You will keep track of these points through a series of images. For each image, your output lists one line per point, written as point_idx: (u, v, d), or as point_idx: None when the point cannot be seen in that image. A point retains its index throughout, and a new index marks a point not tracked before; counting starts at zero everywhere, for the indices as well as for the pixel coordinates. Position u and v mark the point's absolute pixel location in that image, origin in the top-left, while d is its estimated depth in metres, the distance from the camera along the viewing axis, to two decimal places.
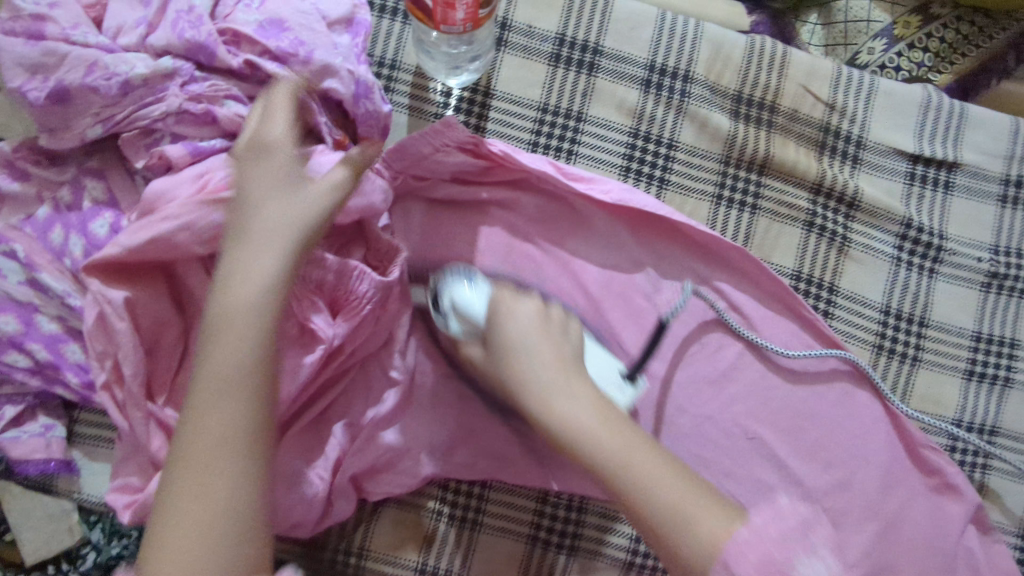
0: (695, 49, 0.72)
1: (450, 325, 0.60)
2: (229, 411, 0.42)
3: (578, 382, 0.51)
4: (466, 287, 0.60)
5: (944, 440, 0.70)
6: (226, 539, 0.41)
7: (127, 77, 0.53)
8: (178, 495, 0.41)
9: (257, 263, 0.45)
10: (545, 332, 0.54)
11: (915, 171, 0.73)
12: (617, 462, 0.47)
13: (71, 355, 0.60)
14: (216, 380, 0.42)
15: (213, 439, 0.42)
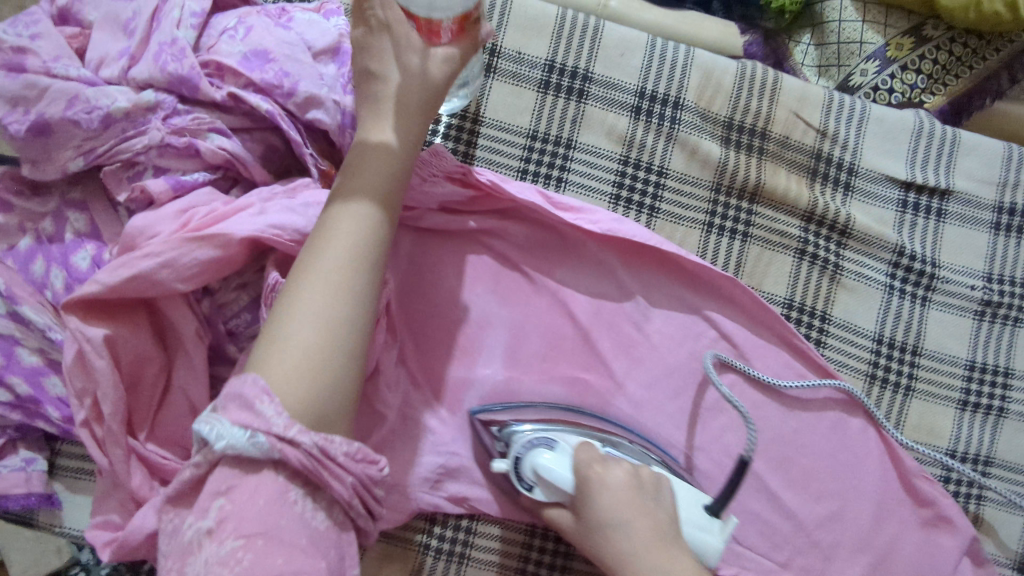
0: (686, 75, 0.72)
1: (534, 492, 0.57)
2: (350, 288, 0.46)
3: (677, 559, 0.49)
4: (547, 452, 0.56)
5: (938, 471, 0.69)
6: (335, 399, 0.44)
7: (108, 110, 0.53)
8: (291, 347, 0.44)
9: (376, 169, 0.50)
10: (639, 502, 0.52)
11: (907, 199, 0.72)
12: None
13: (52, 389, 0.59)
14: (339, 253, 0.47)
15: (329, 308, 0.45)
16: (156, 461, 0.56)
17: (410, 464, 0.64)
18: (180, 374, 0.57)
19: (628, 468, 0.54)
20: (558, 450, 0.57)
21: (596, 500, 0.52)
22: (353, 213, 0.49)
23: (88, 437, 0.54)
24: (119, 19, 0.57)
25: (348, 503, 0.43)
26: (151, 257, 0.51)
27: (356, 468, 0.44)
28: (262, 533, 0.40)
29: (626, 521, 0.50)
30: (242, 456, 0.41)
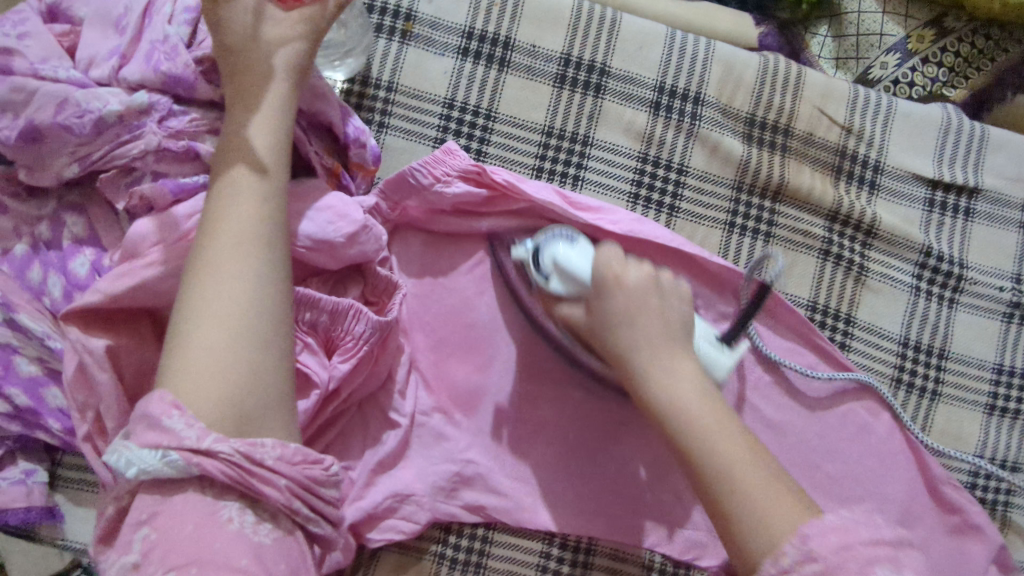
0: (706, 69, 0.69)
1: (551, 286, 0.54)
2: (246, 277, 0.42)
3: (681, 357, 0.47)
4: (567, 245, 0.55)
5: (966, 477, 0.67)
6: (262, 399, 0.41)
7: (100, 114, 0.51)
8: (194, 356, 0.40)
9: (259, 148, 0.47)
10: (654, 299, 0.49)
11: (935, 197, 0.70)
12: (719, 468, 0.43)
13: (53, 400, 0.57)
14: (229, 243, 0.43)
15: (227, 305, 0.41)
16: None
17: (423, 473, 0.62)
18: None
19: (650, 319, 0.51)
20: (577, 245, 0.55)
21: (651, 365, 0.47)
22: (242, 197, 0.45)
23: (90, 452, 0.52)
24: (109, 15, 0.54)
25: (291, 509, 0.40)
26: (151, 266, 0.50)
27: (292, 468, 0.40)
28: (190, 561, 0.36)
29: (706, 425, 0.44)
30: (160, 478, 0.38)
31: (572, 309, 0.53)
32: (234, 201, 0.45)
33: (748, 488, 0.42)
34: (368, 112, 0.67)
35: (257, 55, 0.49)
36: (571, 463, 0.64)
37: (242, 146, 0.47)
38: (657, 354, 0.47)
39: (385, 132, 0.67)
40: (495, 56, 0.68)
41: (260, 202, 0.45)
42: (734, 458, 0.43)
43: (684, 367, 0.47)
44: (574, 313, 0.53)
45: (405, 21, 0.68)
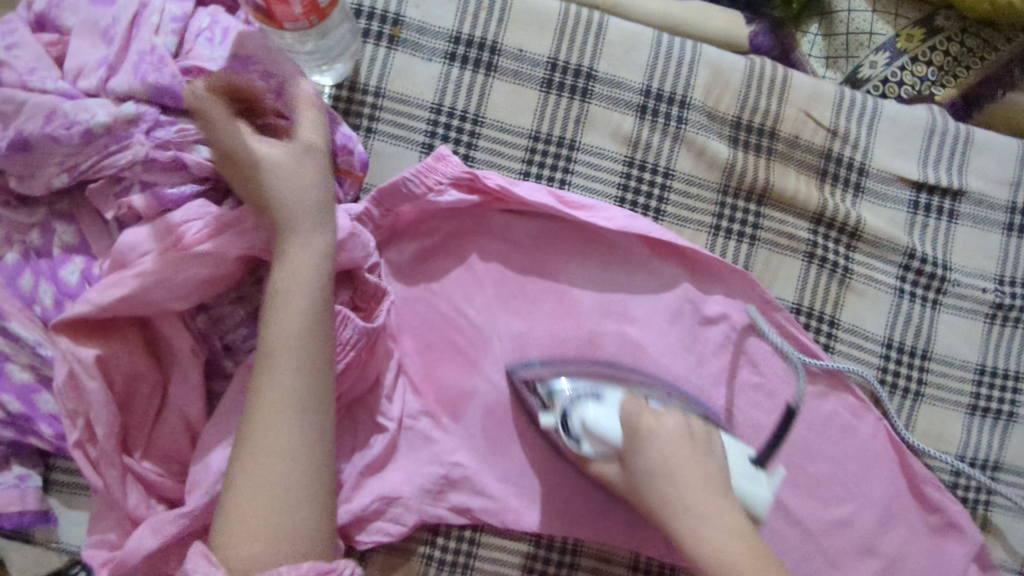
0: (692, 73, 0.70)
1: (581, 448, 0.56)
2: (276, 493, 0.46)
3: (715, 497, 0.49)
4: (593, 405, 0.56)
5: (947, 476, 0.68)
6: (287, 528, 0.46)
7: (88, 125, 0.51)
8: (240, 489, 0.46)
9: (301, 277, 0.51)
10: (688, 449, 0.51)
11: (919, 200, 0.71)
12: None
13: (45, 406, 0.57)
14: (274, 358, 0.49)
15: (271, 427, 0.47)
16: (152, 480, 0.56)
17: (410, 475, 0.63)
18: (177, 392, 0.56)
19: (677, 419, 0.53)
20: (604, 403, 0.56)
21: (711, 549, 0.47)
22: (285, 338, 0.49)
23: (81, 458, 0.53)
24: (97, 25, 0.55)
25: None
26: (138, 277, 0.51)
27: (298, 572, 0.44)
28: None
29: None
30: None
31: (607, 467, 0.55)
32: (280, 324, 0.50)
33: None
34: (356, 118, 0.67)
35: (300, 191, 0.53)
36: (559, 468, 0.65)
37: (289, 273, 0.51)
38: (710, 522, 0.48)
39: (373, 137, 0.67)
40: (482, 61, 0.68)
41: (296, 363, 0.49)
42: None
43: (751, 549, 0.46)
44: (608, 470, 0.55)
45: (392, 26, 0.68)
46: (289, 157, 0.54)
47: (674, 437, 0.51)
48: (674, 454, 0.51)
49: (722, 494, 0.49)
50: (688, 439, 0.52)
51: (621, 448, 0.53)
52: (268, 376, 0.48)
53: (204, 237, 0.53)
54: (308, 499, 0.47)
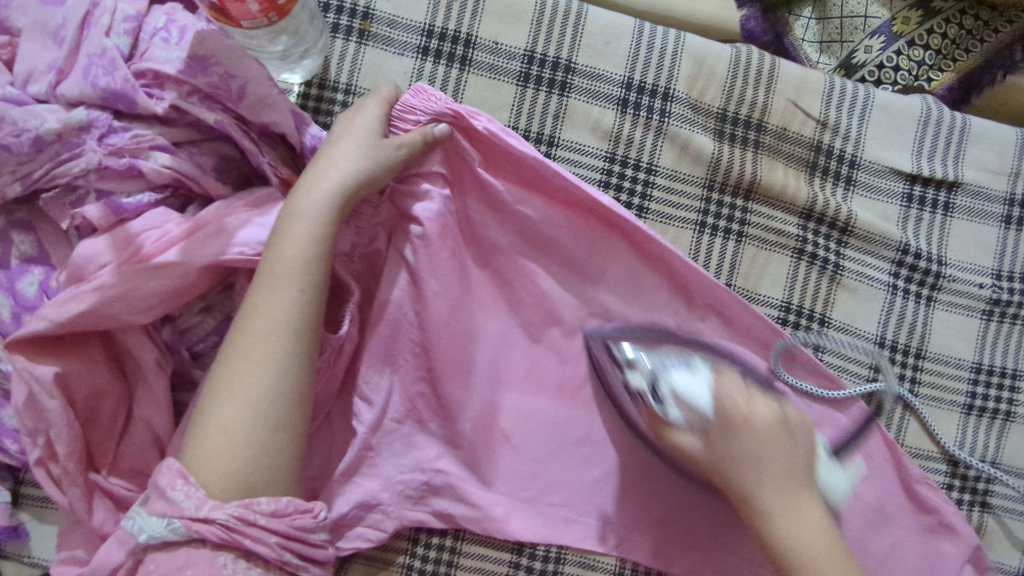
0: (676, 64, 0.67)
1: (669, 415, 0.54)
2: (263, 412, 0.47)
3: (805, 500, 0.52)
4: (683, 371, 0.55)
5: (942, 479, 0.66)
6: (255, 450, 0.46)
7: (37, 133, 0.49)
8: (220, 414, 0.47)
9: (302, 220, 0.52)
10: (786, 440, 0.54)
11: (913, 192, 0.68)
12: (795, 545, 0.50)
13: (10, 421, 0.56)
14: (276, 278, 0.50)
15: (262, 347, 0.48)
16: (121, 495, 0.54)
17: (389, 481, 0.61)
18: (143, 406, 0.55)
19: (775, 408, 0.55)
20: (697, 372, 0.55)
21: (796, 540, 0.50)
22: (281, 280, 0.50)
23: (44, 476, 0.52)
24: (48, 25, 0.52)
25: (282, 561, 0.45)
26: (90, 293, 0.49)
27: (281, 524, 0.46)
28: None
29: (821, 557, 0.49)
30: (167, 542, 0.44)
31: (686, 438, 0.54)
32: (275, 260, 0.50)
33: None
34: (326, 116, 0.65)
35: (339, 155, 0.55)
36: (544, 474, 0.63)
37: (290, 214, 0.52)
38: (797, 509, 0.51)
39: None
40: (456, 55, 0.66)
41: (289, 297, 0.50)
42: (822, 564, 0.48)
43: (827, 540, 0.50)
44: (685, 441, 0.54)
45: (362, 20, 0.65)
46: (354, 134, 0.57)
47: (771, 429, 0.54)
48: (766, 443, 0.53)
49: (808, 494, 0.52)
50: (786, 435, 0.54)
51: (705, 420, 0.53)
52: (259, 312, 0.49)
53: (163, 245, 0.51)
54: (292, 419, 0.48)
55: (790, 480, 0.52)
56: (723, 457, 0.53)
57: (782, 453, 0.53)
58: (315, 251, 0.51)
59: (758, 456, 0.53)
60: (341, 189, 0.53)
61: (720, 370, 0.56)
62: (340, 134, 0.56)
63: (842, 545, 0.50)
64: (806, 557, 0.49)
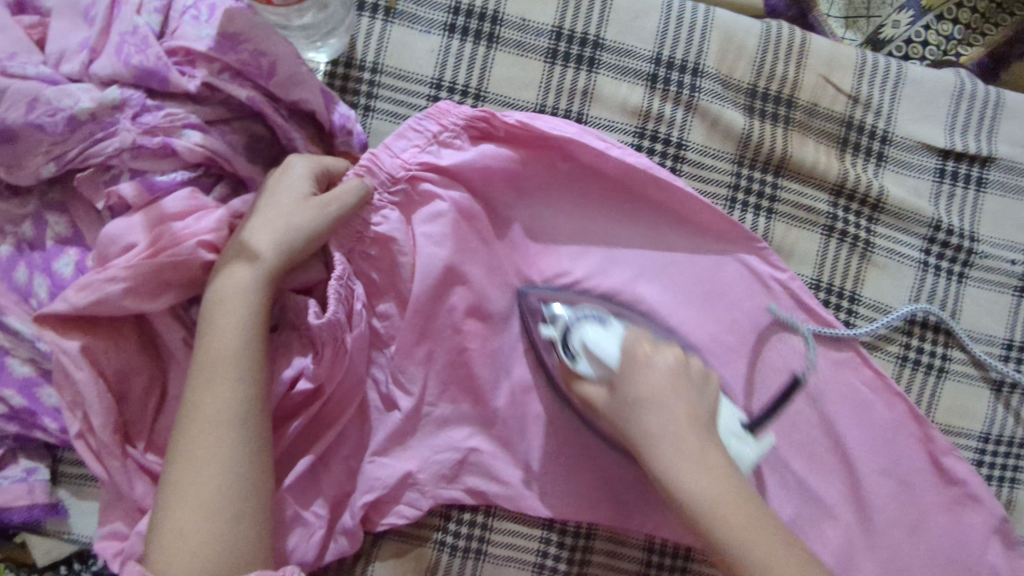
0: (705, 38, 0.66)
1: (578, 367, 0.56)
2: (217, 503, 0.46)
3: (714, 453, 0.49)
4: (596, 327, 0.56)
5: (972, 454, 0.66)
6: (213, 545, 0.45)
7: (72, 112, 0.49)
8: (177, 515, 0.45)
9: (231, 305, 0.50)
10: (684, 384, 0.52)
11: (946, 167, 0.67)
12: (714, 515, 0.47)
13: (48, 399, 0.57)
14: (211, 366, 0.48)
15: (206, 438, 0.47)
16: (157, 471, 0.55)
17: (424, 462, 0.61)
18: (174, 384, 0.55)
19: (677, 356, 0.53)
20: (609, 328, 0.56)
21: (686, 486, 0.48)
22: (219, 369, 0.48)
23: (83, 449, 0.52)
24: (77, 5, 0.52)
25: None
26: (120, 278, 0.50)
27: None
28: None
29: (735, 525, 0.46)
30: None
31: (595, 389, 0.55)
32: (207, 350, 0.49)
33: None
34: (353, 96, 0.64)
35: (262, 229, 0.51)
36: (573, 452, 0.64)
37: (218, 298, 0.50)
38: (700, 473, 0.48)
39: (372, 116, 0.65)
40: (483, 32, 0.65)
41: (227, 381, 0.48)
42: (741, 529, 0.46)
43: (726, 487, 0.48)
44: (595, 394, 0.55)
45: None
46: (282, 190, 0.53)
47: (670, 375, 0.52)
48: (664, 388, 0.51)
49: (716, 449, 0.50)
50: (685, 377, 0.53)
51: (614, 373, 0.53)
52: (198, 405, 0.48)
53: (190, 228, 0.52)
54: (255, 508, 0.47)
55: (686, 419, 0.50)
56: (630, 406, 0.52)
57: (669, 382, 0.52)
58: (250, 333, 0.50)
59: (648, 401, 0.51)
60: (268, 266, 0.51)
61: (633, 332, 0.55)
62: (264, 202, 0.53)
63: (739, 486, 0.48)
64: (705, 502, 0.47)
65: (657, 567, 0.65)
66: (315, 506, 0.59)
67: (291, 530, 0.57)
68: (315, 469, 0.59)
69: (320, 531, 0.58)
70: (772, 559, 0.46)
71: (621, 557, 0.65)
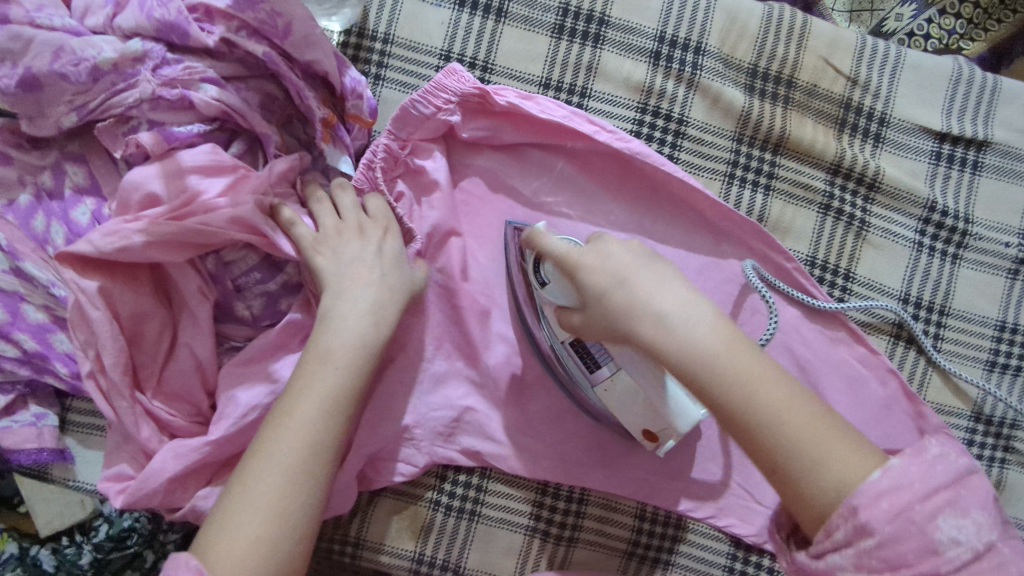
0: (708, 19, 0.68)
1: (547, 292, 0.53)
2: (283, 533, 0.45)
3: (694, 298, 0.44)
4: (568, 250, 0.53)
5: (963, 433, 0.67)
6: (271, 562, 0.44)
7: (94, 62, 0.52)
8: (244, 518, 0.44)
9: (343, 353, 0.50)
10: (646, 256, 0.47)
11: (942, 150, 0.69)
12: (750, 399, 0.41)
13: (60, 345, 0.58)
14: (319, 395, 0.49)
15: (294, 456, 0.47)
16: (163, 416, 0.57)
17: (422, 417, 0.62)
18: (185, 332, 0.57)
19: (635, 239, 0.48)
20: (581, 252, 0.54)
21: (681, 338, 0.43)
22: (326, 410, 0.49)
23: (94, 388, 0.55)
24: None
25: None
26: (142, 230, 0.52)
27: None
28: None
29: (741, 372, 0.42)
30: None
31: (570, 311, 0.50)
32: (315, 386, 0.49)
33: (813, 453, 0.41)
34: (364, 64, 0.66)
35: (361, 283, 0.54)
36: (568, 419, 0.64)
37: (334, 344, 0.51)
38: (690, 325, 0.43)
39: (382, 85, 0.66)
40: (492, 7, 0.67)
41: (327, 419, 0.48)
42: (752, 389, 0.42)
43: (725, 336, 0.43)
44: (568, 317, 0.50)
45: None
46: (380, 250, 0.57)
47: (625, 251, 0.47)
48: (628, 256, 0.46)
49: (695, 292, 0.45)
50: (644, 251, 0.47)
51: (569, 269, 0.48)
52: (295, 429, 0.47)
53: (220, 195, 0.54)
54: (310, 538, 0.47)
55: (660, 276, 0.45)
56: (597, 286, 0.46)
57: (642, 258, 0.46)
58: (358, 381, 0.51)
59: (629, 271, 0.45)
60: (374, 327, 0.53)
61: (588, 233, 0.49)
62: (345, 247, 0.55)
63: (730, 329, 0.43)
64: (712, 365, 0.42)
65: (647, 536, 0.66)
66: None
67: None
68: None
69: None
70: (805, 425, 0.41)
71: (612, 523, 0.65)
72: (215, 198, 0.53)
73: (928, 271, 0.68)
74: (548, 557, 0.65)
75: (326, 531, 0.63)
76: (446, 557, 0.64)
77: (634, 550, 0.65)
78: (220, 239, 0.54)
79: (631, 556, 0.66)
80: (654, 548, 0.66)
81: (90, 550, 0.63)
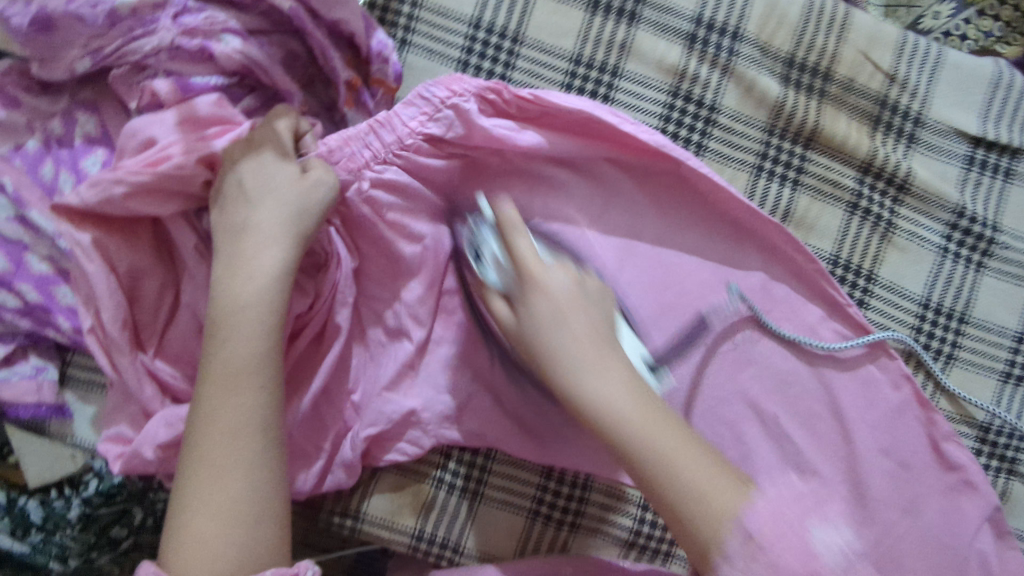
0: (748, 4, 0.66)
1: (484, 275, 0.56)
2: (239, 520, 0.44)
3: (612, 360, 0.50)
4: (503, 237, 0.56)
5: (972, 443, 0.66)
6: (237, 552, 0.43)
7: (113, 6, 0.50)
8: (194, 524, 0.43)
9: (247, 315, 0.48)
10: (580, 301, 0.52)
11: (975, 155, 0.68)
12: (644, 438, 0.46)
13: (63, 298, 0.56)
14: (228, 376, 0.46)
15: (218, 445, 0.45)
16: (166, 379, 0.55)
17: (430, 403, 0.60)
18: (187, 292, 0.55)
19: (573, 277, 0.53)
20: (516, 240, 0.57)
21: (591, 391, 0.48)
22: (235, 381, 0.46)
23: (94, 342, 0.53)
24: None
25: None
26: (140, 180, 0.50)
27: None
28: None
29: (645, 433, 0.46)
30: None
31: (500, 306, 0.54)
32: (227, 364, 0.46)
33: (671, 455, 0.46)
34: (390, 27, 0.64)
35: (266, 220, 0.50)
36: None
37: (235, 308, 0.48)
38: (604, 381, 0.48)
39: (408, 50, 0.64)
40: None
41: (243, 397, 0.46)
42: (694, 485, 0.45)
43: (635, 398, 0.48)
44: (498, 307, 0.54)
45: None
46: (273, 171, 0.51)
47: (568, 296, 0.52)
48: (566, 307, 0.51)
49: (619, 364, 0.50)
50: (582, 297, 0.53)
51: (517, 287, 0.53)
52: (213, 420, 0.45)
53: (216, 139, 0.52)
54: (279, 512, 0.46)
55: (588, 338, 0.50)
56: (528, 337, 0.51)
57: (584, 307, 0.52)
58: (268, 341, 0.48)
59: (563, 315, 0.51)
60: (282, 269, 0.49)
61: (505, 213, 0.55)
62: (252, 178, 0.51)
63: (645, 393, 0.48)
64: (611, 406, 0.47)
65: (650, 528, 0.65)
66: (318, 439, 0.59)
67: (295, 458, 0.58)
68: (320, 404, 0.59)
69: (324, 458, 0.59)
70: (684, 463, 0.46)
71: (616, 512, 0.65)
72: (209, 144, 0.51)
73: (951, 277, 0.67)
74: (547, 542, 0.64)
75: (327, 503, 0.62)
76: (446, 535, 0.63)
77: (636, 541, 0.65)
78: (197, 185, 0.52)
79: (631, 546, 0.65)
80: (653, 540, 0.65)
81: (79, 504, 0.61)
